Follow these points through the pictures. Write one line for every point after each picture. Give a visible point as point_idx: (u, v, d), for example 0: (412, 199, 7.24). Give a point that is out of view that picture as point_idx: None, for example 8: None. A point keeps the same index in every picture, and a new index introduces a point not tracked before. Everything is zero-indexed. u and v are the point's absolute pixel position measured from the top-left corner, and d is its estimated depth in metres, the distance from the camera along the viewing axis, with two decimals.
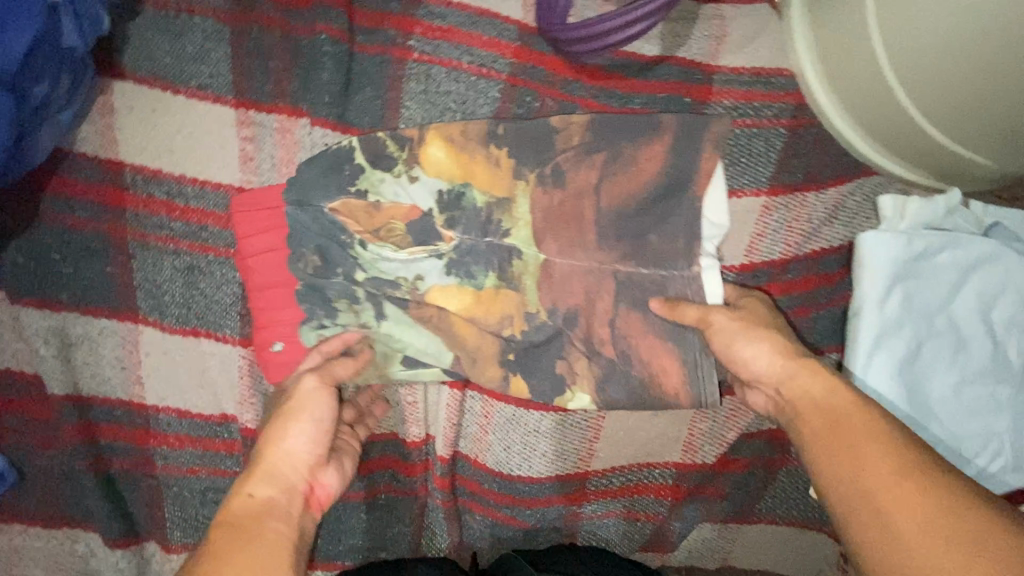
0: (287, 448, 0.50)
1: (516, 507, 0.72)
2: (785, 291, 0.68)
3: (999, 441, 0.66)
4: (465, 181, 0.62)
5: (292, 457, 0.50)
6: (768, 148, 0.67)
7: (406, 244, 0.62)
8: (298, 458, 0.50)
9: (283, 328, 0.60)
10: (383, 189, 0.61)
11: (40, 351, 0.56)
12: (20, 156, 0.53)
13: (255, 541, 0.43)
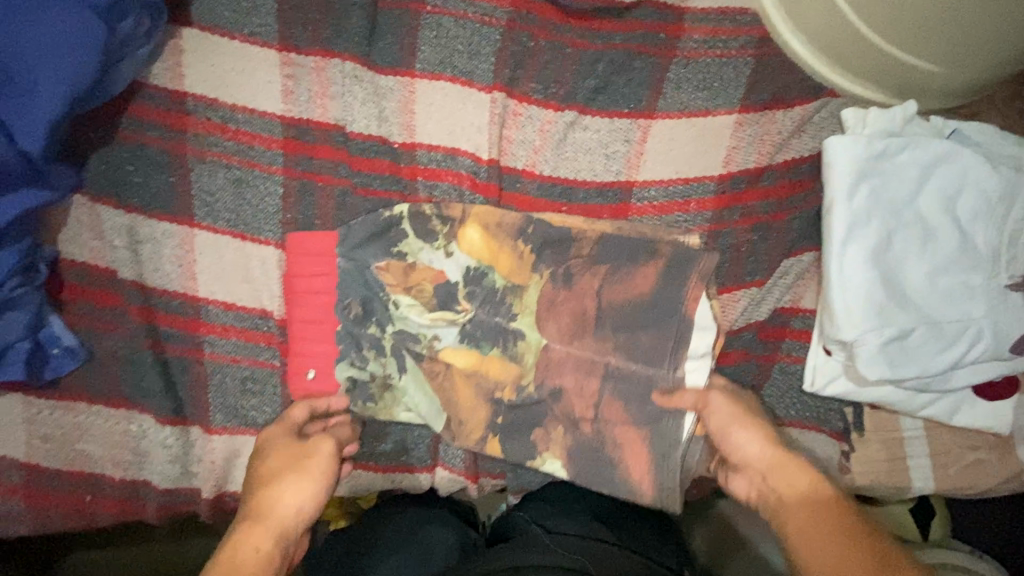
0: (283, 502, 0.56)
1: None
2: (762, 197, 0.75)
3: (976, 326, 0.71)
4: (490, 264, 0.73)
5: (280, 515, 0.55)
6: (737, 75, 0.76)
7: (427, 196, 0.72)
8: (292, 508, 0.56)
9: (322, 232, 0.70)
10: (421, 256, 0.72)
11: (114, 245, 0.66)
12: (109, 82, 0.65)
13: (240, 560, 0.50)
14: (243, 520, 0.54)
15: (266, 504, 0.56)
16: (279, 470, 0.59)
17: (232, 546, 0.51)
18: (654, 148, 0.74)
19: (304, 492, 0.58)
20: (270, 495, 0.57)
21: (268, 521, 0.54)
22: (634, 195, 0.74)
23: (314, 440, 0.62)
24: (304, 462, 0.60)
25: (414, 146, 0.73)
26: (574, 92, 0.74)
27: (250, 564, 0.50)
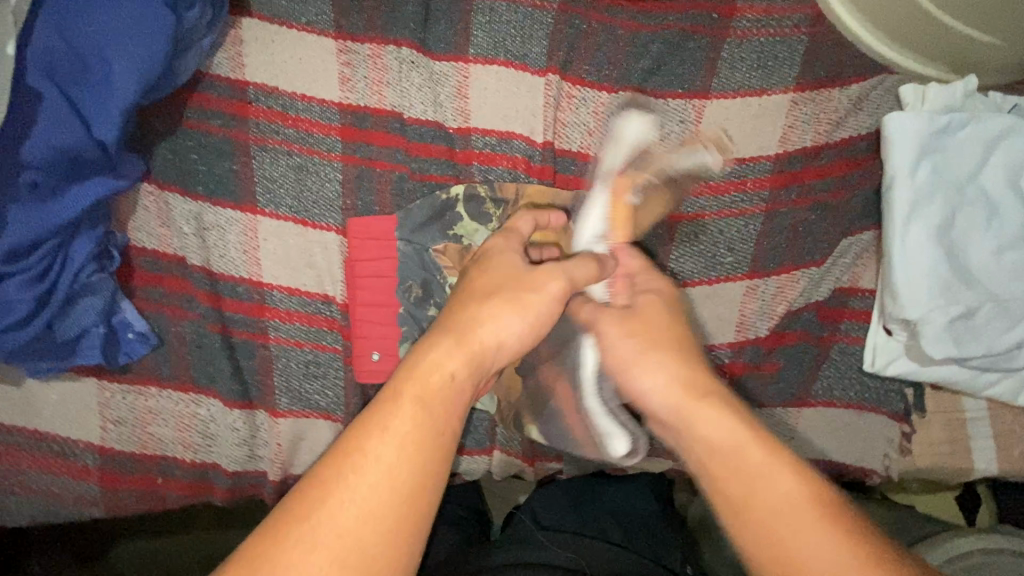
0: (490, 330, 0.53)
1: None
2: (818, 176, 0.74)
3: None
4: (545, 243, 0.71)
5: (479, 346, 0.52)
6: (792, 53, 0.75)
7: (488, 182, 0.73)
8: (495, 341, 0.53)
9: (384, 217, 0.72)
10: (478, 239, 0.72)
11: (181, 231, 0.68)
12: (175, 71, 0.67)
13: (430, 387, 0.48)
14: (446, 336, 0.51)
15: (467, 323, 0.53)
16: (491, 291, 0.56)
17: (428, 363, 0.49)
18: (708, 128, 0.75)
19: (513, 321, 0.54)
20: (476, 314, 0.54)
21: (469, 347, 0.51)
22: (689, 176, 0.74)
23: (541, 272, 0.57)
24: (522, 292, 0.55)
25: (469, 131, 0.73)
26: (628, 74, 0.74)
27: (442, 397, 0.48)
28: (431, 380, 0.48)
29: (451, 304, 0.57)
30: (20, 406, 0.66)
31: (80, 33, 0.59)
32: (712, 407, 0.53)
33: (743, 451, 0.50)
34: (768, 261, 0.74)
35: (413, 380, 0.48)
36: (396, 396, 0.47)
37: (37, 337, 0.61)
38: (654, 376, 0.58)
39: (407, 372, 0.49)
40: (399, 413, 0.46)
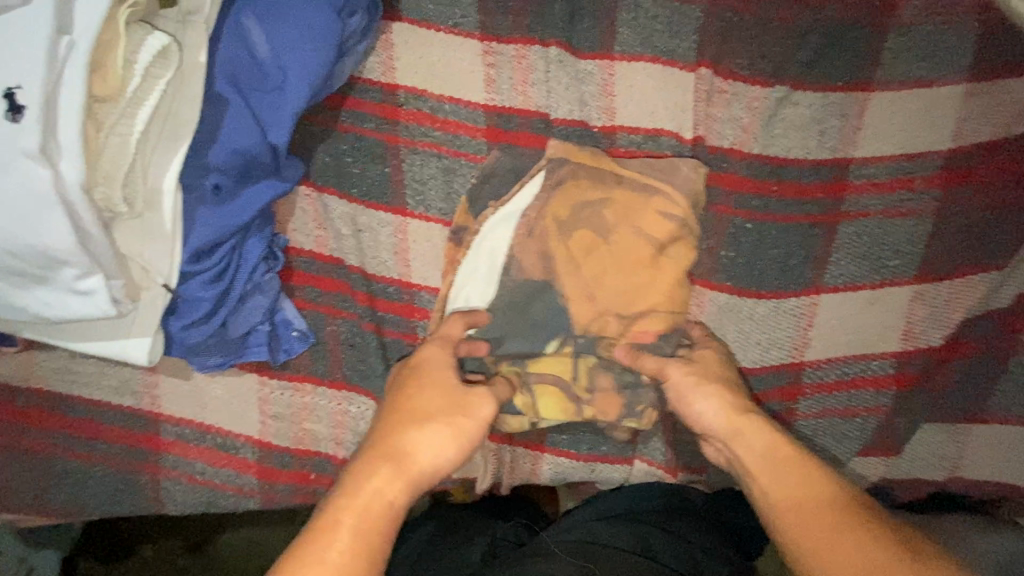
0: (425, 456, 0.55)
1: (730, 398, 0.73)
2: (995, 173, 0.69)
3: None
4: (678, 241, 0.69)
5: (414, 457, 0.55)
6: (965, 41, 0.69)
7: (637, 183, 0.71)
8: (426, 455, 0.55)
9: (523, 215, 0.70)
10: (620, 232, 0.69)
11: (339, 232, 0.70)
12: (335, 75, 0.68)
13: (374, 497, 0.52)
14: (384, 459, 0.54)
15: (408, 444, 0.55)
16: (427, 411, 0.57)
17: (368, 489, 0.52)
18: (874, 122, 0.70)
19: (439, 438, 0.56)
20: (407, 434, 0.56)
21: (406, 467, 0.54)
22: (851, 173, 0.70)
23: (474, 394, 0.59)
24: (459, 418, 0.57)
25: (614, 129, 0.72)
26: (784, 66, 0.70)
27: (380, 518, 0.51)
28: (363, 492, 0.52)
29: (389, 420, 0.58)
30: (188, 399, 0.69)
31: (259, 43, 0.61)
32: (760, 425, 0.59)
33: (818, 498, 0.53)
34: (940, 265, 0.69)
35: (351, 503, 0.51)
36: (352, 489, 0.52)
37: (212, 334, 0.65)
38: (710, 401, 0.62)
39: (351, 485, 0.53)
40: (333, 543, 0.49)
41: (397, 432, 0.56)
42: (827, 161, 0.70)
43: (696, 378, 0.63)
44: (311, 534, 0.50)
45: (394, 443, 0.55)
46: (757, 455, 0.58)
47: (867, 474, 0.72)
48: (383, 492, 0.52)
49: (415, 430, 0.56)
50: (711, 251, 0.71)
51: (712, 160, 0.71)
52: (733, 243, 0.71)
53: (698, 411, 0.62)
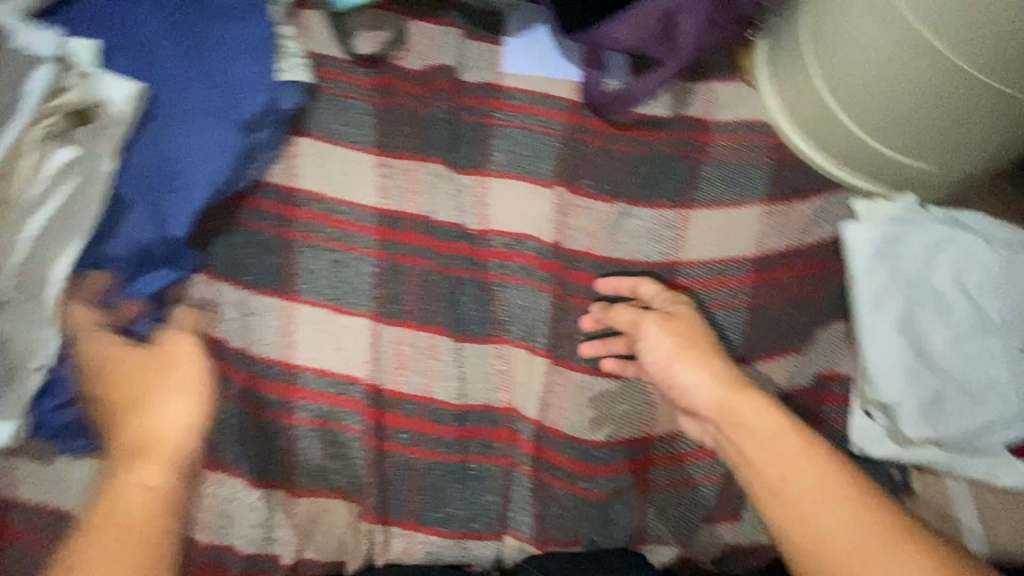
0: (166, 424, 0.64)
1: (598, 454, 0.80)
2: (792, 275, 0.85)
3: (1006, 392, 0.78)
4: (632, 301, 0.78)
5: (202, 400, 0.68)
6: (761, 173, 0.90)
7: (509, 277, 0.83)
8: (162, 430, 0.63)
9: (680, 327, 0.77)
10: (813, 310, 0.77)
11: (227, 316, 0.74)
12: (239, 177, 0.77)
13: (122, 498, 0.60)
14: (128, 454, 0.62)
15: (135, 424, 0.64)
16: (146, 384, 0.66)
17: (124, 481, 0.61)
18: (697, 233, 0.86)
19: (190, 412, 0.65)
20: (157, 388, 0.65)
21: (149, 451, 0.62)
22: (681, 273, 0.85)
23: (173, 361, 0.67)
24: (157, 384, 0.66)
25: (488, 232, 0.84)
26: (624, 188, 0.87)
27: (144, 509, 0.59)
28: (114, 489, 0.60)
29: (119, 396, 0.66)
30: (51, 481, 0.69)
31: (170, 151, 0.70)
32: (753, 403, 0.69)
33: (842, 486, 0.62)
34: (755, 349, 0.82)
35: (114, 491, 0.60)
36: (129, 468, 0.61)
37: (81, 415, 0.66)
38: (693, 373, 0.73)
39: (108, 494, 0.60)
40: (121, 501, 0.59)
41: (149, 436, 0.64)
42: (662, 263, 0.85)
43: (676, 349, 0.74)
44: (76, 546, 0.57)
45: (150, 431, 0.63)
46: (757, 444, 0.67)
47: (714, 541, 0.81)
48: (137, 481, 0.60)
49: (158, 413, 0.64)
50: (571, 336, 0.82)
51: (571, 258, 0.84)
52: (590, 329, 0.82)
53: (679, 382, 0.74)
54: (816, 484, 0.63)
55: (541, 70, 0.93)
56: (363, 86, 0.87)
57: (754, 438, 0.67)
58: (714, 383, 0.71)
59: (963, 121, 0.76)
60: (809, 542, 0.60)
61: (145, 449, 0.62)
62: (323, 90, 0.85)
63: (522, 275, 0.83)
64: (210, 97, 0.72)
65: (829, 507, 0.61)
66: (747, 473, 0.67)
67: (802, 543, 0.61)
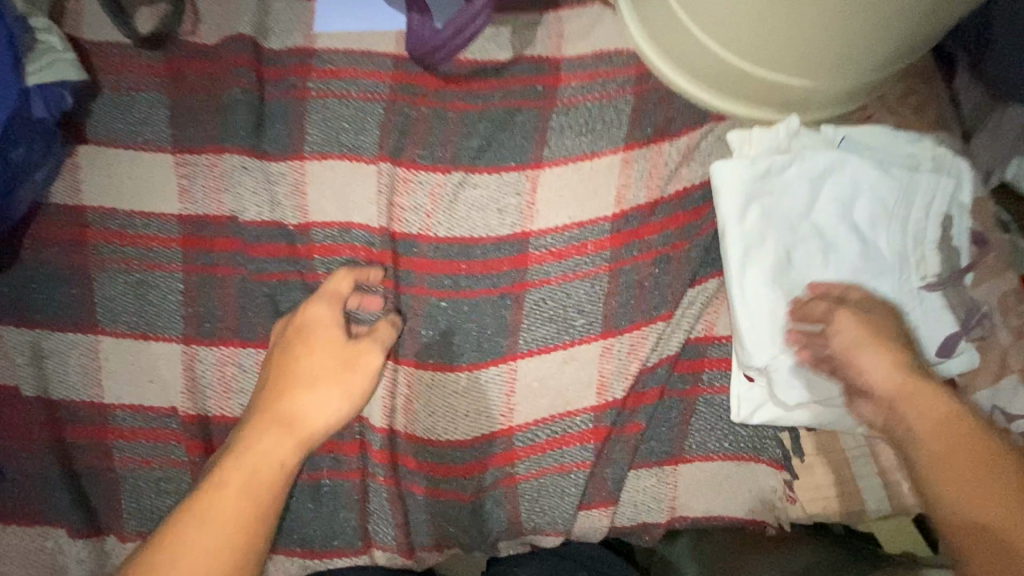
0: (316, 415, 0.65)
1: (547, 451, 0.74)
2: (657, 231, 0.75)
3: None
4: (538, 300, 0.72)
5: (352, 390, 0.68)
6: (619, 114, 0.78)
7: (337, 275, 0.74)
8: (323, 418, 0.65)
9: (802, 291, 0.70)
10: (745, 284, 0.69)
11: (19, 363, 0.68)
12: (10, 206, 0.69)
13: (263, 459, 0.61)
14: (275, 425, 0.64)
15: (294, 412, 0.65)
16: (320, 372, 0.67)
17: (260, 450, 0.61)
18: (546, 195, 0.76)
19: (337, 402, 0.66)
20: (346, 379, 0.67)
21: (296, 427, 0.64)
22: (531, 244, 0.75)
23: (361, 351, 0.68)
24: (349, 375, 0.67)
25: (308, 226, 0.74)
26: (458, 154, 0.76)
27: (269, 479, 0.60)
28: (247, 453, 0.61)
29: (280, 380, 0.67)
30: None
31: None
32: (931, 390, 0.60)
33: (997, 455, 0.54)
34: (619, 319, 0.74)
35: (245, 468, 0.60)
36: (257, 447, 0.62)
37: None
38: (875, 357, 0.63)
39: (242, 450, 0.61)
40: (221, 495, 0.58)
41: (271, 420, 0.64)
42: (508, 235, 0.75)
43: (858, 334, 0.64)
44: (197, 497, 0.58)
45: (281, 403, 0.65)
46: (924, 417, 0.59)
47: (591, 526, 0.75)
48: (275, 449, 0.62)
49: (310, 398, 0.66)
50: (413, 330, 0.74)
51: (405, 243, 0.75)
52: (433, 320, 0.74)
53: (860, 367, 0.64)
54: (974, 459, 0.54)
55: (357, 24, 0.80)
56: (150, 75, 0.77)
57: (931, 427, 0.58)
58: (890, 368, 0.62)
59: (831, 26, 0.61)
60: (962, 516, 0.53)
61: (300, 423, 0.64)
62: (104, 86, 0.75)
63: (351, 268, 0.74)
64: None
65: (964, 482, 0.54)
66: (908, 446, 0.59)
67: (972, 516, 0.52)
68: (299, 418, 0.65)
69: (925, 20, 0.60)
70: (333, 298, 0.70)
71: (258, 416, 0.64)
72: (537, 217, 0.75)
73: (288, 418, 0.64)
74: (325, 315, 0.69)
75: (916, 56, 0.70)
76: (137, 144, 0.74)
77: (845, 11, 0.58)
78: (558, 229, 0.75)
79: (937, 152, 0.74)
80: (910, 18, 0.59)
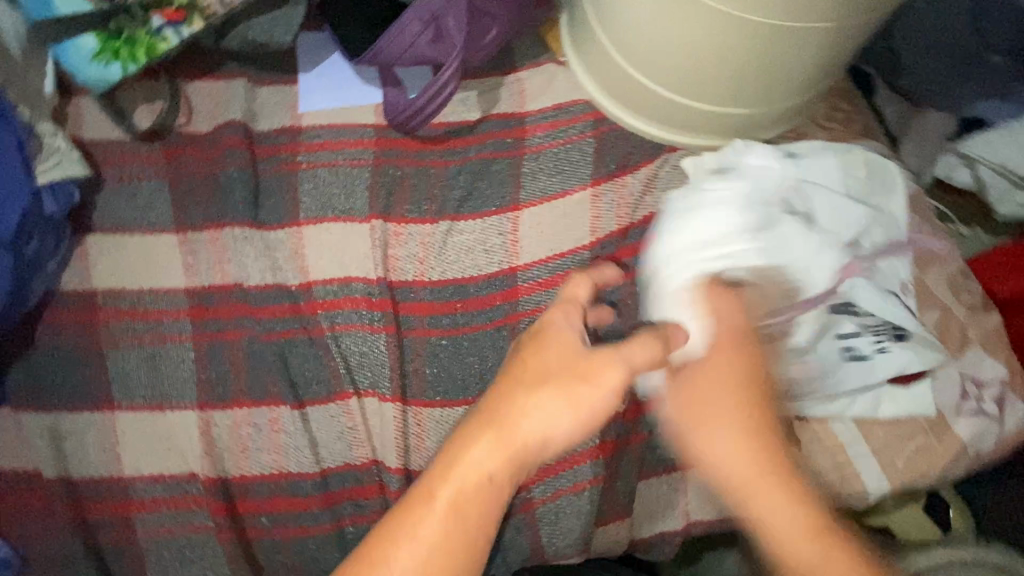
0: (530, 425, 0.59)
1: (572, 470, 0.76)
2: (633, 252, 0.82)
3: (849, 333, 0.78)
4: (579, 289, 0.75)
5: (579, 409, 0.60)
6: (583, 155, 0.86)
7: (340, 327, 0.78)
8: (536, 433, 0.59)
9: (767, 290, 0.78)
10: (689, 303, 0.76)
11: (36, 446, 0.70)
12: (22, 296, 0.72)
13: (468, 473, 0.57)
14: (488, 433, 0.58)
15: (511, 420, 0.59)
16: (552, 375, 0.60)
17: (469, 460, 0.58)
18: (528, 233, 0.83)
19: (563, 419, 0.59)
20: (575, 394, 0.59)
21: (507, 438, 0.59)
22: (520, 278, 0.81)
23: (599, 361, 0.60)
24: (582, 385, 0.60)
25: (310, 284, 0.79)
26: (442, 205, 0.83)
27: (477, 492, 0.57)
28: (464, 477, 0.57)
29: (500, 384, 0.61)
30: None
31: None
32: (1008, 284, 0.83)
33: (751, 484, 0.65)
34: (610, 337, 0.79)
35: (460, 470, 0.58)
36: (467, 455, 0.58)
37: None
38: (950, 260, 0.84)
39: (450, 462, 0.58)
40: (432, 505, 0.57)
41: (491, 426, 0.59)
42: (497, 271, 0.81)
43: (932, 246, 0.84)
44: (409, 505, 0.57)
45: (502, 411, 0.59)
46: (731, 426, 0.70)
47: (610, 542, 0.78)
48: (484, 464, 0.58)
49: (527, 408, 0.59)
50: (418, 371, 0.78)
51: (402, 290, 0.80)
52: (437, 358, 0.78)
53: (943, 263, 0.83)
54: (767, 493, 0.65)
55: (338, 103, 0.89)
56: (151, 165, 0.83)
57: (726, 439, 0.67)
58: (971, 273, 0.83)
59: (761, 61, 0.72)
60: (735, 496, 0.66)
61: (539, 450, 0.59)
62: (107, 178, 0.81)
63: (354, 318, 0.78)
64: None
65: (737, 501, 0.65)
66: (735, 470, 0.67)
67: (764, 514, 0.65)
68: (515, 430, 0.59)
69: (831, 50, 0.71)
70: (572, 305, 0.66)
71: (472, 420, 0.60)
72: (522, 253, 0.82)
73: (500, 430, 0.59)
74: (565, 340, 0.62)
75: (831, 80, 0.81)
76: (146, 228, 0.80)
77: (760, 47, 0.69)
78: (542, 260, 0.82)
79: (868, 156, 0.85)
80: (822, 49, 0.70)
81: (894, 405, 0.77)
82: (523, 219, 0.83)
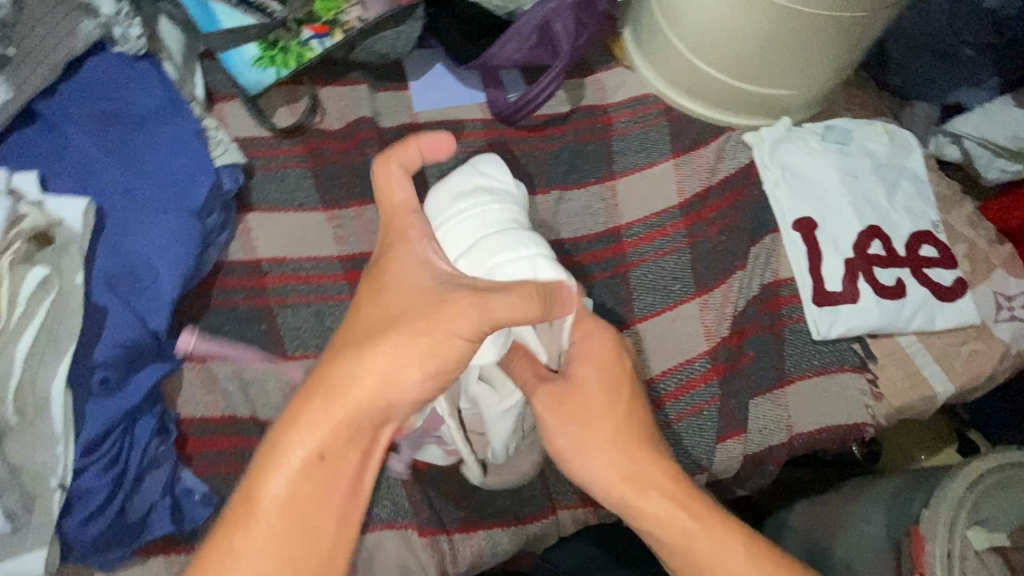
0: (361, 395, 0.53)
1: (692, 393, 0.89)
2: (716, 208, 0.97)
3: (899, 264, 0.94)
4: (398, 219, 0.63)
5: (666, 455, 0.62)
6: (661, 135, 1.02)
7: None
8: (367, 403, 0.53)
9: (830, 233, 0.95)
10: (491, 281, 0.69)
11: (227, 391, 0.79)
12: (202, 263, 0.81)
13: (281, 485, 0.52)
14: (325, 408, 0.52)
15: (339, 389, 0.53)
16: (384, 335, 0.54)
17: (291, 445, 0.52)
18: (625, 198, 0.97)
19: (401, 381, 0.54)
20: (408, 356, 0.54)
21: (340, 415, 0.53)
22: (624, 235, 0.95)
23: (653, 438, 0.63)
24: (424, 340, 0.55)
25: None
26: (550, 179, 0.98)
27: (298, 492, 0.52)
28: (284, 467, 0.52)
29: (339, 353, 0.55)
30: None
31: (130, 253, 0.74)
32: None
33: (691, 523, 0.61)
34: (706, 279, 0.93)
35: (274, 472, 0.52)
36: (294, 450, 0.52)
37: (110, 522, 0.68)
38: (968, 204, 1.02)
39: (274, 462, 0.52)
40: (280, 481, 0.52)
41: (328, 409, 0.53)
42: (602, 231, 0.96)
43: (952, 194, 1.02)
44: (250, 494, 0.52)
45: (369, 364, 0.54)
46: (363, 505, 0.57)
47: (731, 455, 0.87)
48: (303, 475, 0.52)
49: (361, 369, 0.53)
50: None
51: None
52: None
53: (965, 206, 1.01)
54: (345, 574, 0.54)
55: (448, 101, 1.03)
56: (294, 155, 0.94)
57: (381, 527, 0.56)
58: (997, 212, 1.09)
59: (810, 48, 0.89)
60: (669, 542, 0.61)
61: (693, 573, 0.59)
62: (257, 167, 0.92)
63: None
64: (157, 195, 0.77)
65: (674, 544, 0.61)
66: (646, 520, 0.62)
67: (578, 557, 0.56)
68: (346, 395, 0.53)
69: (864, 37, 0.89)
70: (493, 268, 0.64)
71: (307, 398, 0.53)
72: (621, 215, 0.96)
73: (330, 407, 0.52)
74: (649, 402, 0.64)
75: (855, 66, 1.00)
76: (298, 206, 0.90)
77: (812, 37, 0.87)
78: (639, 220, 0.96)
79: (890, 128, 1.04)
80: (859, 36, 0.88)
81: (949, 317, 0.92)
82: (619, 188, 0.98)
